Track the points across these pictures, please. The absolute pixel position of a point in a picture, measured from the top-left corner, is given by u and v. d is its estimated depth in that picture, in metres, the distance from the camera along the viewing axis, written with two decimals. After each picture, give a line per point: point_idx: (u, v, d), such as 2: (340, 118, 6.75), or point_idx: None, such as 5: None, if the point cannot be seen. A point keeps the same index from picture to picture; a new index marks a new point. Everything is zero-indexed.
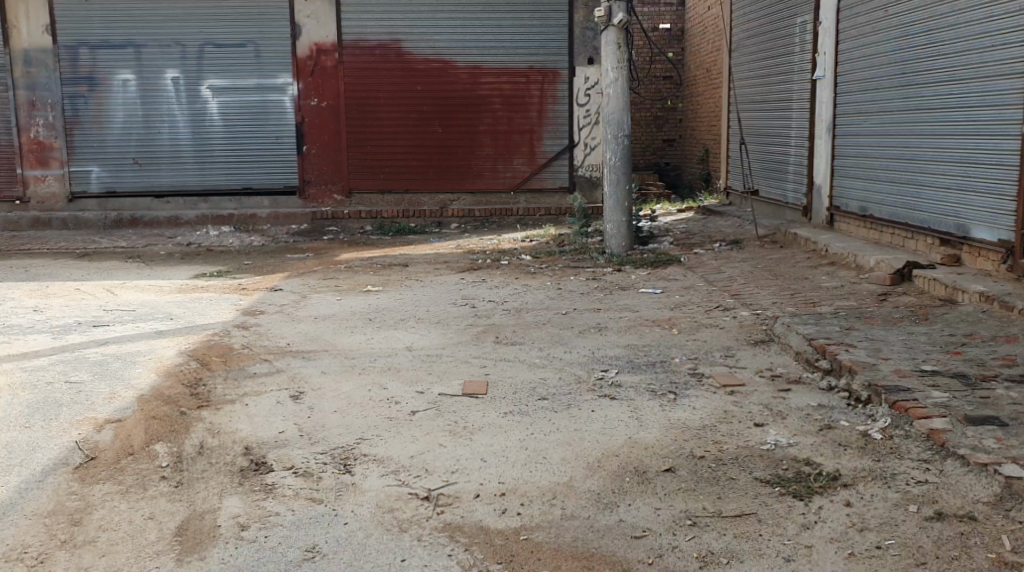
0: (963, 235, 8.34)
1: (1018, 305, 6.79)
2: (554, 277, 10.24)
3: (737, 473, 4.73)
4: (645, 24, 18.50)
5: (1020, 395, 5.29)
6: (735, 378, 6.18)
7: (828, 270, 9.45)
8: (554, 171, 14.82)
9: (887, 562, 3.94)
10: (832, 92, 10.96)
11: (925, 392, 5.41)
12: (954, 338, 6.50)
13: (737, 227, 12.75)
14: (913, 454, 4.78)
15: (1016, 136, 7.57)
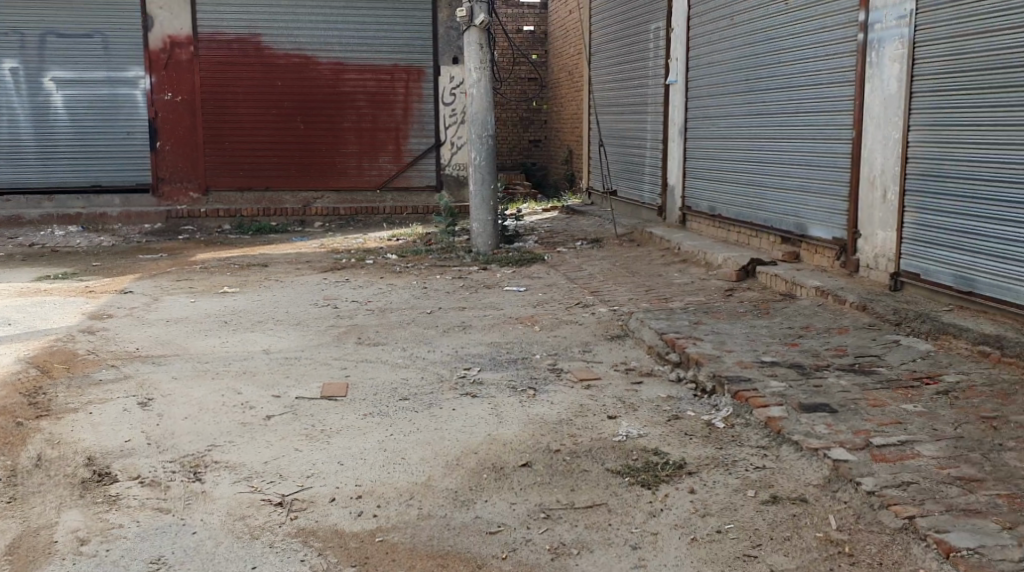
0: (803, 233, 8.78)
1: (849, 299, 7.22)
2: (418, 276, 10.25)
3: (590, 465, 4.87)
4: (510, 25, 18.72)
5: (850, 383, 5.63)
6: (592, 372, 6.35)
7: (681, 267, 9.79)
8: (420, 171, 14.78)
9: (726, 545, 4.13)
10: (684, 96, 11.34)
11: (764, 382, 5.70)
12: (793, 330, 6.85)
13: (598, 226, 13.04)
14: (753, 441, 5.04)
15: (847, 139, 8.02)
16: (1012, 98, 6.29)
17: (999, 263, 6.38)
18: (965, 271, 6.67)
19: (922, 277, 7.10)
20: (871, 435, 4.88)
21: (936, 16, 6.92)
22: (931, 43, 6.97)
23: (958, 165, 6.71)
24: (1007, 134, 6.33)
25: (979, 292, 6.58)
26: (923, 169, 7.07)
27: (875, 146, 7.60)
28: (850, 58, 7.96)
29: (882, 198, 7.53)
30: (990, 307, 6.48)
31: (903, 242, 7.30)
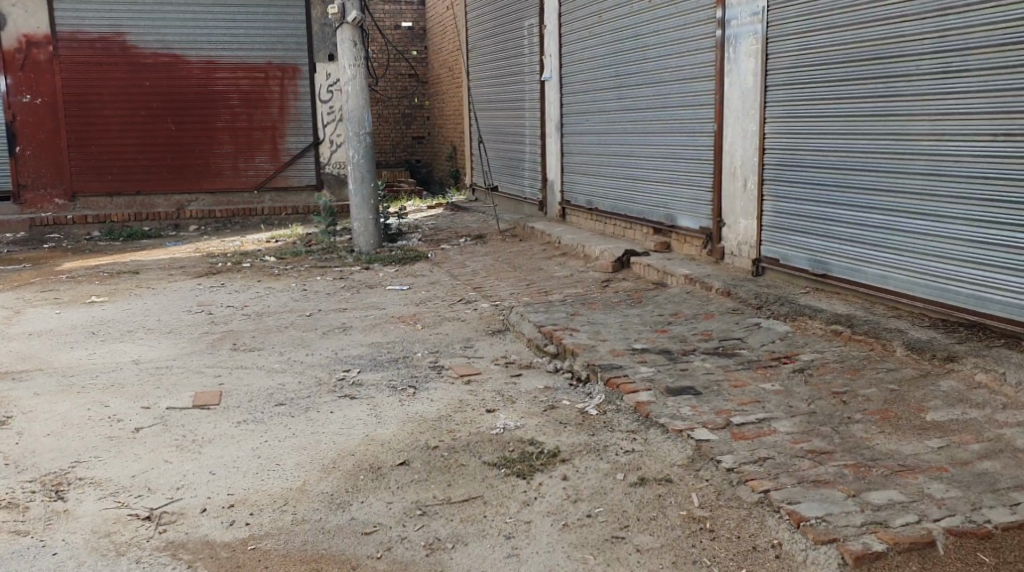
0: (673, 223, 9.04)
1: (715, 285, 7.49)
2: (297, 278, 10.12)
3: (467, 459, 4.93)
4: (387, 22, 18.53)
5: (714, 365, 5.86)
6: (471, 367, 6.41)
7: (561, 260, 9.95)
8: (299, 170, 14.57)
9: (595, 529, 4.25)
10: (558, 91, 11.50)
11: (634, 368, 5.88)
12: (663, 317, 7.06)
13: (481, 221, 13.13)
14: (623, 425, 5.19)
15: (709, 131, 8.29)
16: (849, 92, 6.58)
17: (848, 247, 6.71)
18: (819, 255, 6.98)
19: (781, 262, 7.43)
20: (732, 414, 5.09)
21: (784, 12, 7.21)
22: (781, 38, 7.24)
23: (808, 155, 7.01)
24: (842, 124, 6.65)
25: (832, 275, 6.90)
26: (777, 159, 7.37)
27: (735, 137, 7.88)
28: (710, 53, 8.22)
29: (743, 188, 7.82)
30: (843, 289, 6.81)
31: (763, 229, 7.60)
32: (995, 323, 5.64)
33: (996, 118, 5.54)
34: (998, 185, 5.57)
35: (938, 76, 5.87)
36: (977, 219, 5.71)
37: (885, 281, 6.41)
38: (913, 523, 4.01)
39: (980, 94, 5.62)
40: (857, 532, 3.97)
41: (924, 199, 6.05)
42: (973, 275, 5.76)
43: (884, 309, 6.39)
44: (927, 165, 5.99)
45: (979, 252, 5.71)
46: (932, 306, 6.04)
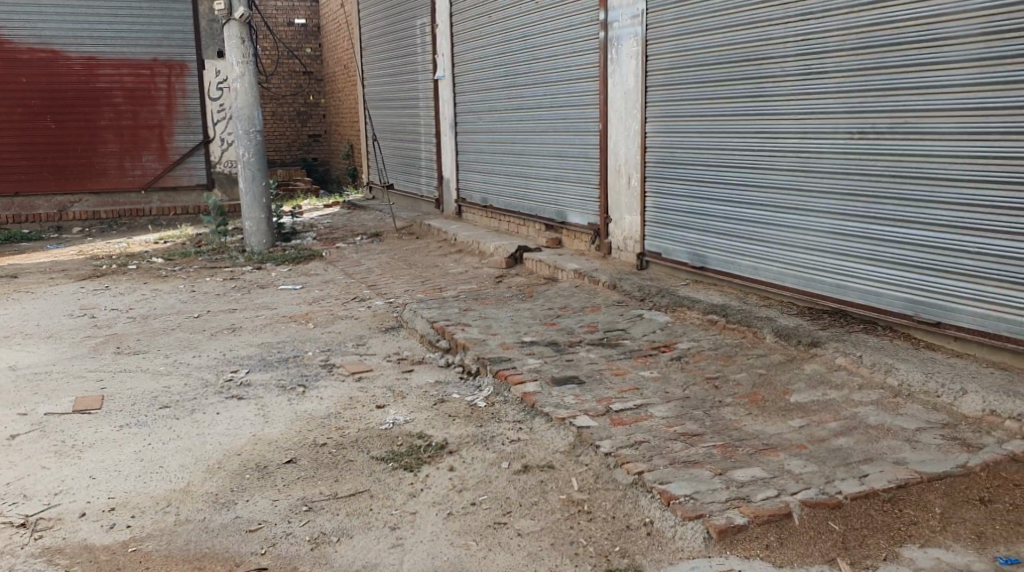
0: (564, 220, 9.20)
1: (602, 278, 7.66)
2: (185, 280, 9.93)
3: (355, 454, 4.96)
4: (280, 18, 18.22)
5: (598, 355, 6.02)
6: (363, 365, 6.42)
7: (456, 256, 10.03)
8: (187, 169, 14.28)
9: (479, 516, 4.36)
10: (451, 90, 11.55)
11: (522, 360, 5.99)
12: (553, 310, 7.20)
13: (376, 219, 13.11)
14: (510, 415, 5.31)
15: (594, 130, 8.46)
16: (724, 91, 6.82)
17: (724, 241, 6.96)
18: (698, 248, 7.23)
19: (663, 256, 7.66)
20: (612, 402, 5.26)
21: (663, 15, 7.42)
22: (660, 39, 7.46)
23: (686, 153, 7.25)
24: (719, 123, 6.89)
25: (710, 267, 7.16)
26: (658, 157, 7.59)
27: (619, 136, 8.08)
28: (594, 54, 8.40)
29: (627, 184, 8.02)
30: (720, 280, 7.07)
31: (647, 225, 7.82)
32: (856, 311, 5.94)
33: (852, 117, 5.83)
34: (854, 180, 5.87)
35: (803, 77, 6.14)
36: (837, 211, 6.02)
37: (757, 271, 6.70)
38: (773, 497, 4.25)
39: (838, 94, 5.91)
40: (721, 507, 4.19)
41: (790, 194, 6.34)
42: (836, 266, 6.06)
43: (757, 298, 6.66)
44: (793, 162, 6.27)
45: (840, 244, 6.01)
46: (799, 294, 6.35)
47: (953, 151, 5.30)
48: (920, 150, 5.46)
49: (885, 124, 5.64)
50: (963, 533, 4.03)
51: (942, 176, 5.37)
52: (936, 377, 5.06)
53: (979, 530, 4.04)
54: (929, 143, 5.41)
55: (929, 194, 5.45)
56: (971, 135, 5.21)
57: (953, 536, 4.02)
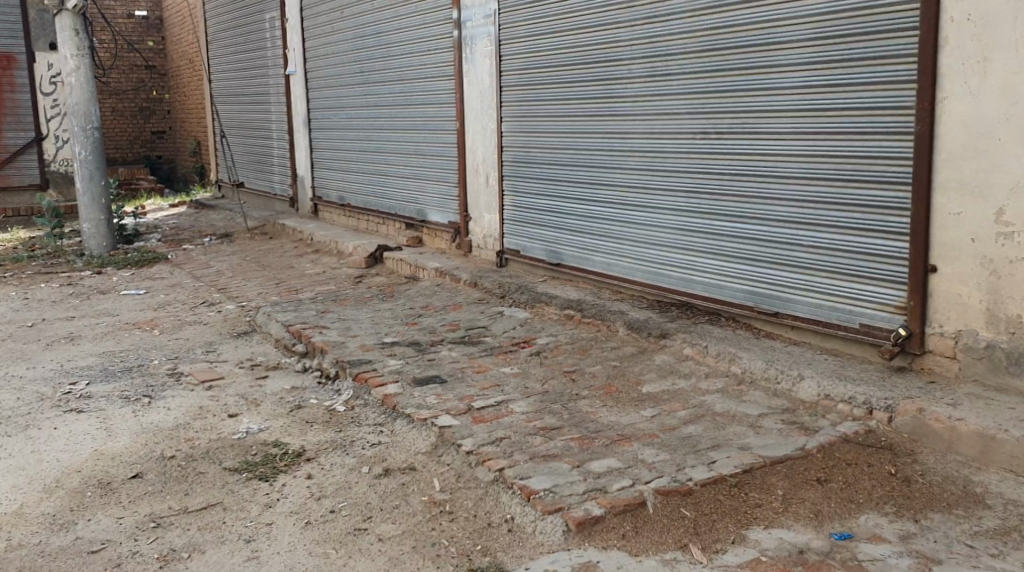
0: (423, 218, 9.13)
1: (463, 277, 7.65)
2: (18, 287, 9.36)
3: (206, 466, 4.78)
4: (119, 10, 17.52)
5: (459, 354, 6.00)
6: (214, 372, 6.19)
7: (312, 257, 9.82)
8: (18, 168, 13.47)
9: (338, 523, 4.28)
10: (304, 86, 11.30)
11: (382, 362, 5.92)
12: (413, 310, 7.14)
13: (227, 219, 12.70)
14: (370, 419, 5.24)
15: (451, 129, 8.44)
16: (576, 91, 6.91)
17: (580, 237, 7.06)
18: (555, 246, 7.32)
19: (521, 254, 7.71)
20: (473, 399, 5.26)
21: (515, 15, 7.45)
22: (513, 39, 7.50)
23: (541, 152, 7.32)
24: (573, 123, 6.99)
25: (565, 264, 7.25)
26: (515, 155, 7.62)
27: (476, 135, 8.08)
28: (449, 52, 8.37)
29: (486, 183, 8.03)
30: (576, 277, 7.17)
31: (506, 223, 7.86)
32: (702, 303, 6.13)
33: (695, 117, 6.00)
34: (698, 178, 6.04)
35: (650, 78, 6.28)
36: (682, 209, 6.19)
37: (610, 267, 6.82)
38: (628, 487, 4.35)
39: (682, 95, 6.07)
40: (580, 499, 4.26)
41: (640, 192, 6.49)
42: (683, 261, 6.23)
43: (610, 293, 6.79)
44: (643, 160, 6.41)
45: (686, 240, 6.18)
46: (650, 289, 6.50)
47: (785, 150, 5.49)
48: (756, 149, 5.65)
49: (724, 124, 5.82)
50: (802, 512, 4.21)
51: (774, 173, 5.56)
52: (777, 364, 5.26)
53: (817, 509, 4.22)
54: (764, 143, 5.59)
55: (763, 191, 5.63)
56: (801, 135, 5.38)
57: (794, 516, 4.19)
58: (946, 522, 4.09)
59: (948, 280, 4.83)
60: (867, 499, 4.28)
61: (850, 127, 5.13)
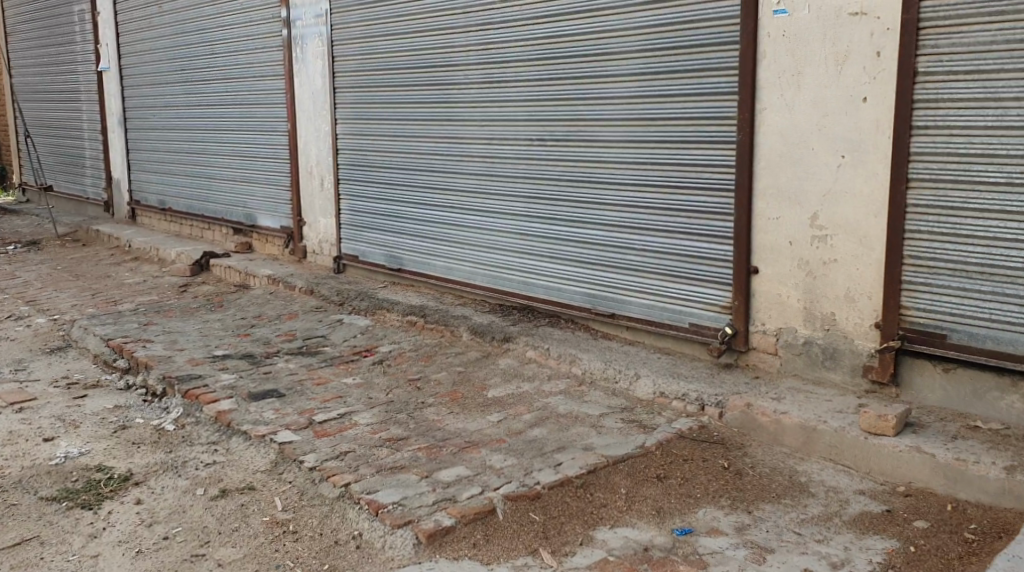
0: (252, 223, 8.79)
1: (298, 284, 7.41)
2: None
3: (20, 498, 4.42)
4: None
5: (296, 365, 5.80)
6: (25, 394, 5.72)
7: (132, 265, 9.28)
8: None
9: (172, 550, 4.04)
10: (119, 84, 10.67)
11: (214, 376, 5.64)
12: (245, 320, 6.85)
13: (33, 225, 11.83)
14: (203, 437, 4.99)
15: (282, 131, 8.16)
16: (413, 95, 6.82)
17: (419, 242, 6.98)
18: (392, 250, 7.20)
19: (358, 259, 7.55)
20: (314, 413, 5.12)
21: (347, 16, 7.28)
22: (347, 41, 7.32)
23: (376, 156, 7.19)
24: (410, 127, 6.89)
25: (404, 269, 7.15)
26: (350, 159, 7.45)
27: (309, 137, 7.84)
28: (278, 51, 8.09)
29: (319, 187, 7.81)
30: (416, 281, 7.08)
31: (342, 227, 7.67)
32: (541, 306, 6.16)
33: (533, 123, 6.03)
34: (536, 183, 6.08)
35: (487, 83, 6.27)
36: (520, 214, 6.21)
37: (451, 272, 6.78)
38: (477, 495, 4.32)
39: (519, 101, 6.09)
40: (429, 510, 4.19)
41: (478, 197, 6.47)
42: (522, 265, 6.26)
43: (452, 298, 6.74)
44: (482, 165, 6.40)
45: (524, 243, 6.21)
46: (490, 292, 6.49)
47: (618, 156, 5.58)
48: (591, 156, 5.72)
49: (561, 130, 5.87)
50: (645, 510, 4.28)
51: (608, 179, 5.65)
52: (615, 364, 5.36)
53: (659, 506, 4.30)
54: (599, 149, 5.67)
55: (598, 196, 5.72)
56: (635, 141, 5.49)
57: (637, 514, 4.25)
58: (776, 512, 4.23)
59: (769, 280, 5.04)
60: (704, 493, 4.39)
61: (680, 135, 5.27)
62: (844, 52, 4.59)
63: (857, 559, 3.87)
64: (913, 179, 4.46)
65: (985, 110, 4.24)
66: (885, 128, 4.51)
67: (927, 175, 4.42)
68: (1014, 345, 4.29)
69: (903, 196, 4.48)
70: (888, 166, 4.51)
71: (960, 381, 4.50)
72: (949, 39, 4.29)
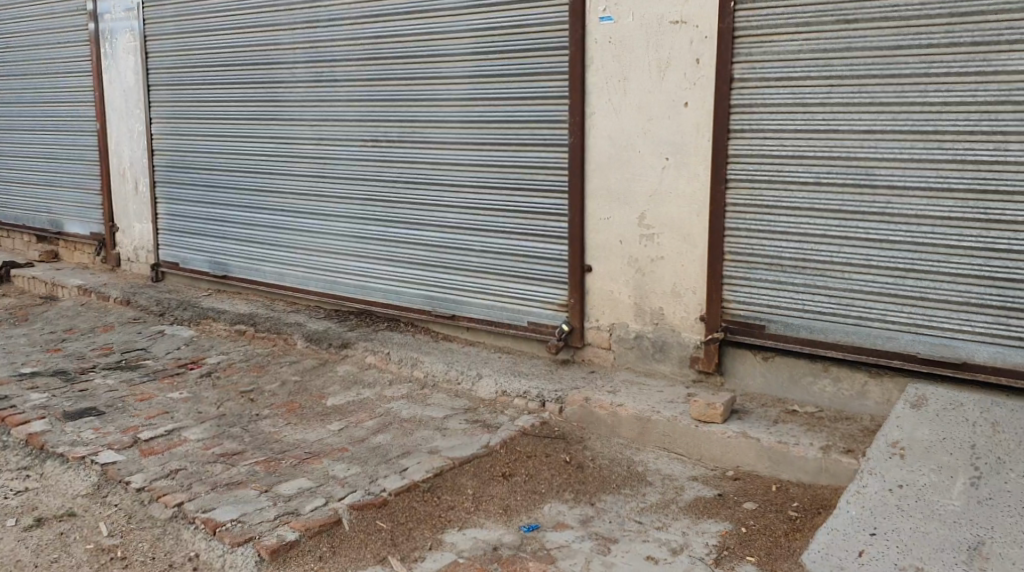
0: (58, 230, 8.20)
1: (113, 295, 6.98)
2: None
3: None
4: None
5: (116, 381, 5.46)
6: None
7: None
8: None
9: None
10: None
11: (22, 397, 5.22)
12: (54, 334, 6.39)
13: None
14: (13, 464, 4.62)
15: (89, 131, 7.67)
16: (236, 95, 6.57)
17: (246, 248, 6.74)
18: (217, 257, 6.92)
19: (180, 266, 7.20)
20: (139, 431, 4.84)
21: (160, 11, 6.93)
22: (161, 37, 6.96)
23: (197, 158, 6.88)
24: (233, 128, 6.63)
25: (231, 275, 6.88)
26: (166, 161, 7.10)
27: (120, 138, 7.41)
28: (83, 47, 7.59)
29: (133, 191, 7.39)
30: (244, 288, 6.84)
31: (160, 233, 7.29)
32: (378, 310, 6.09)
33: (365, 125, 5.94)
34: (369, 185, 5.99)
35: (316, 84, 6.12)
36: (353, 216, 6.11)
37: (282, 278, 6.58)
38: (321, 507, 4.21)
39: (350, 102, 5.98)
40: (271, 526, 4.05)
41: (309, 200, 6.31)
42: (357, 269, 6.16)
43: (285, 305, 6.55)
44: (311, 167, 6.25)
45: (357, 247, 6.12)
46: (324, 297, 6.35)
47: (454, 158, 5.58)
48: (427, 158, 5.70)
49: (395, 132, 5.81)
50: (493, 509, 4.30)
51: (445, 181, 5.65)
52: (457, 366, 5.37)
53: (505, 504, 4.33)
54: (435, 151, 5.66)
55: (435, 198, 5.71)
56: (469, 144, 5.51)
57: (485, 514, 4.26)
58: (617, 502, 4.34)
59: (602, 278, 5.19)
60: (548, 488, 4.45)
61: (515, 138, 5.33)
62: (666, 59, 4.79)
63: (694, 544, 4.01)
64: (732, 180, 4.71)
65: (794, 114, 4.52)
66: (705, 132, 4.74)
67: (743, 175, 4.68)
68: (825, 333, 4.60)
69: (722, 196, 4.73)
70: (708, 168, 4.75)
71: (778, 368, 4.79)
72: (761, 48, 4.56)
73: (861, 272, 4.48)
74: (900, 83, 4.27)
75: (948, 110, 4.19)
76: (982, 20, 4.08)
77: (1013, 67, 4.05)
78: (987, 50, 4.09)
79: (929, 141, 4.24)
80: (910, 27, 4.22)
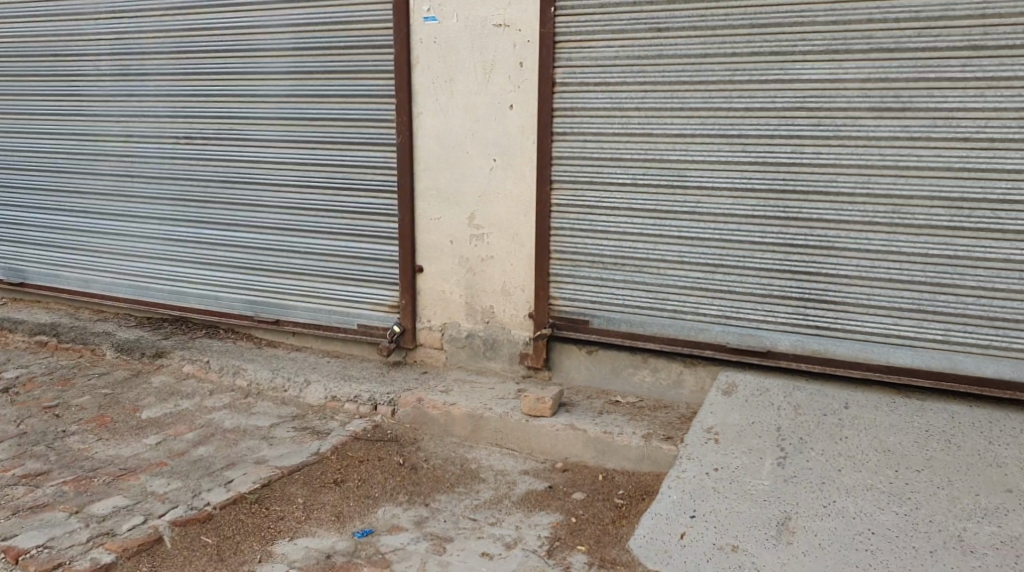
0: None
1: None
2: None
3: None
4: None
5: None
6: None
7: None
8: None
9: None
10: None
11: None
12: None
13: None
14: None
15: None
16: (30, 88, 6.12)
17: (46, 252, 6.30)
18: (14, 263, 6.45)
19: None
20: None
21: None
22: None
23: None
24: (26, 123, 6.17)
25: (31, 283, 6.44)
26: None
27: None
28: None
29: None
30: (47, 297, 6.42)
31: None
32: (197, 316, 5.86)
33: (176, 121, 5.67)
34: (182, 186, 5.73)
35: (120, 78, 5.79)
36: (165, 218, 5.82)
37: (88, 284, 6.20)
38: (139, 525, 4.01)
39: (159, 98, 5.70)
40: (82, 549, 3.84)
41: (114, 200, 5.97)
42: (171, 273, 5.88)
43: (92, 314, 6.19)
44: (116, 166, 5.91)
45: (170, 250, 5.85)
46: (136, 304, 6.04)
47: (275, 157, 5.43)
48: (244, 157, 5.51)
49: (209, 129, 5.58)
50: (325, 517, 4.19)
51: (264, 181, 5.48)
52: (283, 372, 5.22)
53: (337, 511, 4.24)
54: (252, 150, 5.48)
55: (253, 198, 5.53)
56: (289, 143, 5.37)
57: (316, 522, 4.16)
58: (451, 501, 4.35)
59: (430, 278, 5.19)
60: (381, 492, 4.40)
61: (338, 137, 5.25)
62: (491, 62, 4.84)
63: (527, 537, 4.09)
64: (557, 182, 4.84)
65: (612, 117, 4.70)
66: (530, 134, 4.83)
67: (567, 177, 4.81)
68: (645, 326, 4.80)
69: (548, 196, 4.85)
70: (532, 168, 4.85)
71: (601, 361, 4.95)
72: (581, 53, 4.70)
73: (675, 268, 4.71)
74: (708, 89, 4.52)
75: (750, 116, 4.46)
76: (779, 31, 4.36)
77: (807, 76, 4.34)
78: (784, 59, 4.37)
79: (733, 144, 4.51)
80: (715, 37, 4.47)
